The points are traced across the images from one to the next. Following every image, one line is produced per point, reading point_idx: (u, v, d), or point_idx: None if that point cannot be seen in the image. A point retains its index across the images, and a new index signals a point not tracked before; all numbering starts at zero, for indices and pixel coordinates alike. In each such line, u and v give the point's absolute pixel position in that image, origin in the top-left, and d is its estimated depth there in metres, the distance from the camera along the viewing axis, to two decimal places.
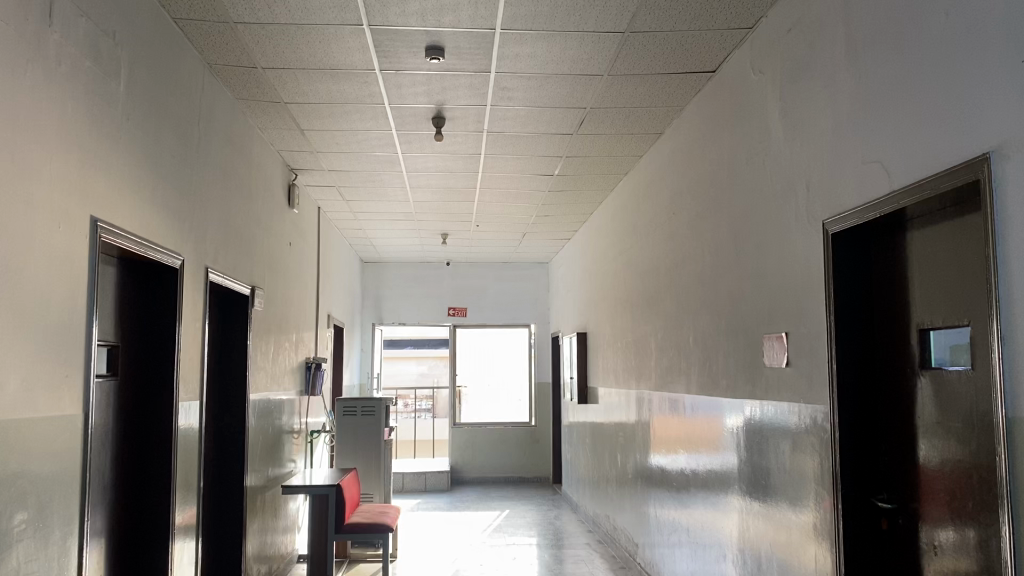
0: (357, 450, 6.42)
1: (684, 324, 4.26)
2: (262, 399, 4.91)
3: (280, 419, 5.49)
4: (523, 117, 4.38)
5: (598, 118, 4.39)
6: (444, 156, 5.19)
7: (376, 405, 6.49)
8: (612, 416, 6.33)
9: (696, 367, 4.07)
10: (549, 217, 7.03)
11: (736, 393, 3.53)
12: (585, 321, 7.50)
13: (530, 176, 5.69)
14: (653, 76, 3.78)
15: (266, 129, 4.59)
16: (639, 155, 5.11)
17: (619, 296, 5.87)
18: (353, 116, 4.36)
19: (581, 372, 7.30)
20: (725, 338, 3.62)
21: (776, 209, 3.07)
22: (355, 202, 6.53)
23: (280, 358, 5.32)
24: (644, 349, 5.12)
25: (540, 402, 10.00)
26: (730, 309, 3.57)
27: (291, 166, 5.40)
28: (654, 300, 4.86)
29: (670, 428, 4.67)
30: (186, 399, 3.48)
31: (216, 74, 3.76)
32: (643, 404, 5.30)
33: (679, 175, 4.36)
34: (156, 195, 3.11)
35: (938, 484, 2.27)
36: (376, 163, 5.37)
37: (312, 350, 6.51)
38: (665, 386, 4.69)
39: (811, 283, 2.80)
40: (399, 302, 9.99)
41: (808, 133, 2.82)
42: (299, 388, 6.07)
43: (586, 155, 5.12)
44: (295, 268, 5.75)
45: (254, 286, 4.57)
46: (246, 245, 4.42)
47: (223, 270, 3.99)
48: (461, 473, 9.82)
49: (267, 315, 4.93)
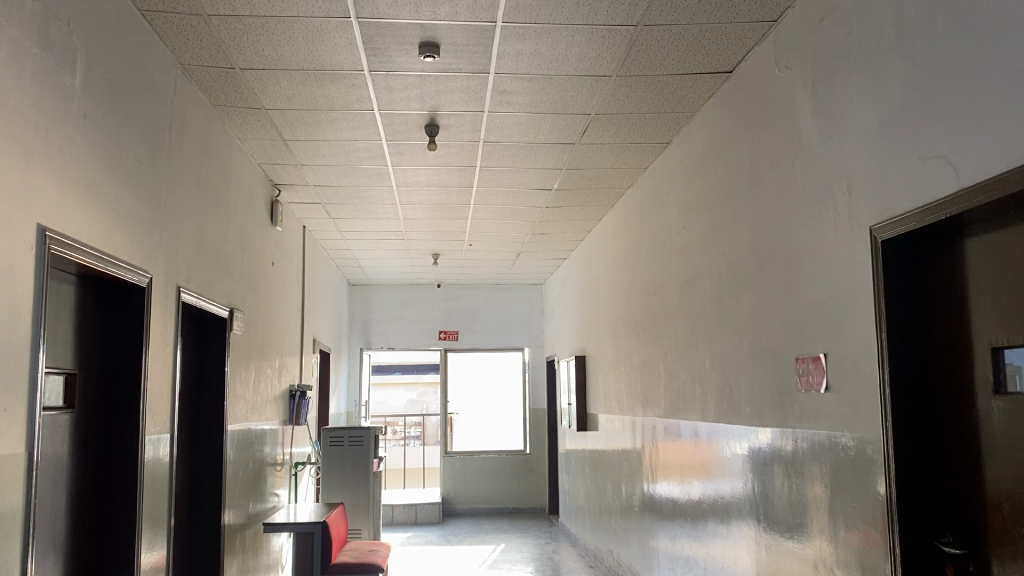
0: (344, 482, 6.06)
1: (699, 346, 3.95)
2: (242, 430, 4.56)
3: (262, 449, 5.13)
4: (522, 124, 4.09)
5: (603, 125, 4.11)
6: (437, 169, 4.89)
7: (364, 434, 6.13)
8: (614, 443, 6.00)
9: (713, 393, 3.76)
10: (545, 235, 6.74)
11: (763, 421, 3.20)
12: (583, 344, 7.19)
13: (526, 190, 5.40)
14: (664, 77, 3.50)
15: (246, 139, 4.28)
16: (644, 167, 4.83)
17: (623, 317, 5.56)
18: (340, 124, 4.06)
19: (580, 397, 6.97)
20: (749, 360, 3.31)
21: (811, 216, 2.77)
22: (342, 220, 6.22)
23: (261, 386, 4.97)
24: (653, 374, 4.79)
25: (535, 428, 9.65)
26: (754, 330, 3.26)
27: (274, 181, 5.09)
28: (663, 321, 4.55)
29: (682, 455, 4.34)
30: (154, 433, 3.13)
31: (190, 77, 3.46)
32: (649, 432, 4.97)
33: (690, 186, 4.07)
34: (118, 205, 2.79)
35: (1018, 527, 1.95)
36: (364, 177, 5.07)
37: (296, 377, 6.15)
38: (677, 413, 4.36)
39: (856, 298, 2.50)
40: (388, 326, 9.65)
41: (848, 131, 2.53)
42: (282, 418, 5.71)
43: (588, 167, 4.84)
44: (278, 289, 5.42)
45: (232, 307, 4.24)
46: (224, 264, 4.09)
47: (198, 290, 3.66)
48: (453, 504, 9.42)
49: (247, 340, 4.59)
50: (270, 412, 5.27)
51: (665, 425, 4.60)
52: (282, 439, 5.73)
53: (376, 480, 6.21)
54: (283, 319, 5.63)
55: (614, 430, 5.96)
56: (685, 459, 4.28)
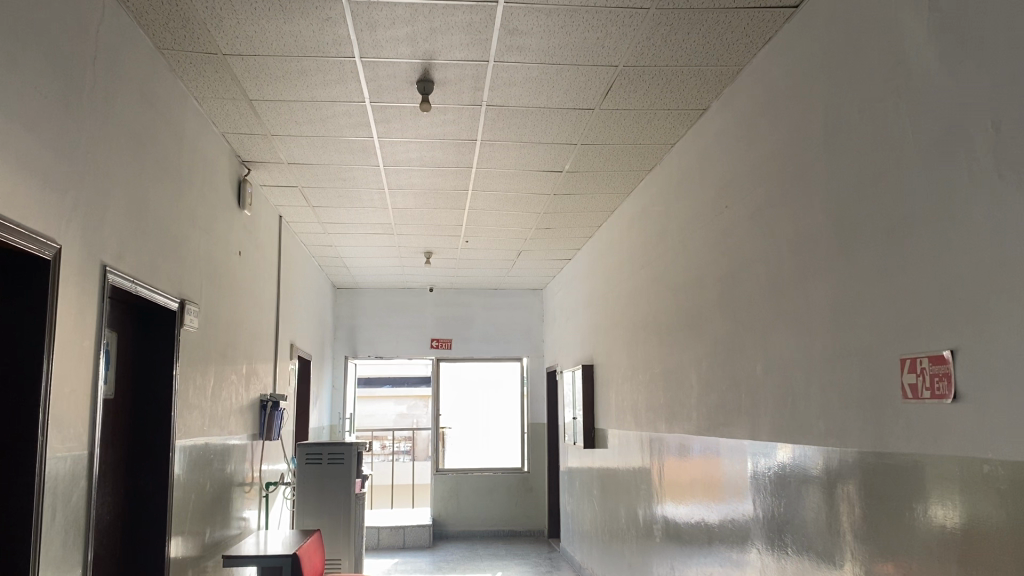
0: (322, 506, 5.35)
1: (747, 349, 3.26)
2: (197, 445, 3.84)
3: (226, 468, 4.42)
4: (533, 81, 3.41)
5: (630, 84, 3.44)
6: (431, 143, 4.21)
7: (345, 451, 5.42)
8: (628, 462, 5.30)
9: (768, 403, 3.07)
10: (551, 229, 6.06)
11: (846, 439, 2.51)
12: (590, 351, 6.50)
13: (533, 173, 4.72)
14: (714, 12, 2.82)
15: (203, 98, 3.60)
16: (670, 142, 4.15)
17: (640, 320, 4.88)
18: (314, 77, 3.38)
19: (588, 411, 6.27)
20: (827, 361, 2.62)
21: (931, 168, 2.09)
22: (323, 209, 5.53)
23: (223, 395, 4.26)
24: (682, 384, 4.10)
25: (534, 445, 8.93)
26: (836, 322, 2.57)
27: (242, 156, 4.40)
28: (696, 322, 3.87)
29: (717, 479, 3.63)
30: (59, 451, 2.40)
31: (124, 4, 2.76)
32: (674, 452, 4.26)
33: (736, 157, 3.39)
34: (5, 145, 2.07)
35: None
36: (347, 153, 4.38)
37: (268, 385, 5.44)
38: (714, 429, 3.67)
39: (1009, 271, 1.81)
40: (376, 333, 8.95)
41: (996, 46, 1.86)
42: (252, 432, 5.00)
43: (607, 142, 4.16)
44: (246, 284, 4.71)
45: (184, 299, 3.54)
46: (172, 246, 3.39)
47: (132, 273, 2.95)
48: (445, 526, 8.68)
49: (204, 340, 3.88)
50: (235, 425, 4.56)
51: (698, 447, 3.89)
52: (251, 456, 5.02)
53: (357, 503, 5.49)
54: (253, 319, 4.92)
55: (628, 450, 5.27)
56: (722, 484, 3.57)
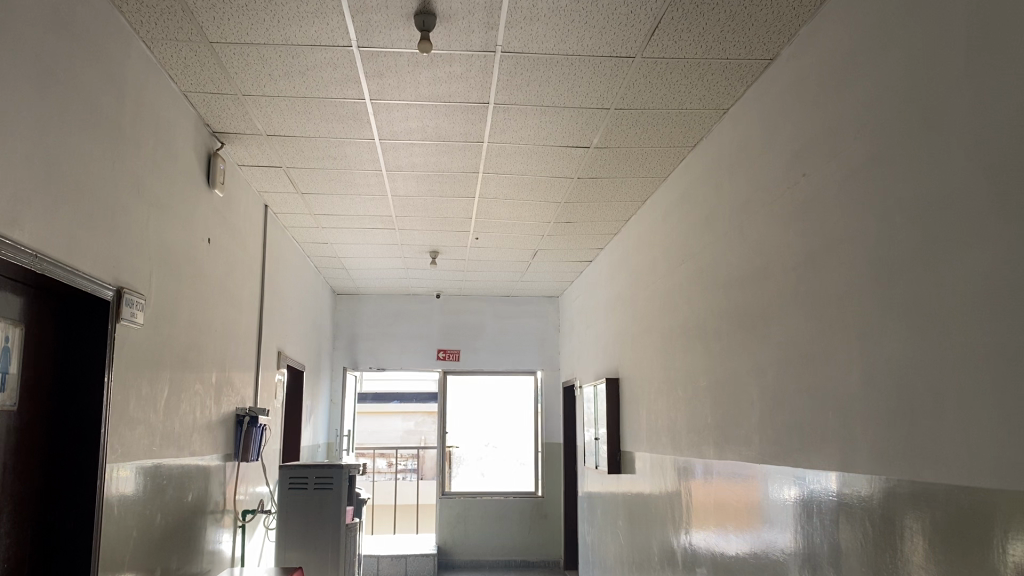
0: (307, 539, 4.62)
1: (836, 354, 2.54)
2: (145, 467, 3.14)
3: (188, 495, 3.70)
4: (561, 16, 2.71)
5: (683, 20, 2.74)
6: (434, 109, 3.51)
7: (334, 475, 4.69)
8: (664, 487, 4.50)
9: (869, 424, 2.35)
10: (572, 223, 5.36)
11: (1010, 475, 1.78)
12: (615, 362, 5.77)
13: (554, 150, 4.02)
14: None
15: (153, 39, 2.92)
16: (723, 108, 3.45)
17: (680, 325, 4.15)
18: (285, 8, 2.69)
19: (612, 431, 5.52)
20: (979, 365, 1.89)
21: None
22: (313, 197, 4.84)
23: (183, 410, 3.55)
24: (737, 400, 3.37)
25: (549, 467, 8.19)
26: (993, 313, 1.85)
27: (212, 125, 3.72)
28: (758, 323, 3.14)
29: (788, 514, 2.89)
30: None
31: None
32: (724, 474, 3.52)
33: (820, 112, 2.68)
34: None
35: None
36: (336, 123, 3.70)
37: (248, 397, 4.73)
38: (783, 456, 2.94)
39: None
40: (378, 343, 8.24)
41: None
42: (225, 452, 4.29)
43: (646, 107, 3.47)
44: (218, 278, 4.02)
45: (122, 287, 2.85)
46: (102, 221, 2.70)
47: (32, 245, 2.25)
48: (451, 556, 7.92)
49: (154, 341, 3.18)
50: (201, 444, 3.85)
51: (762, 473, 3.11)
52: (223, 480, 4.31)
53: (348, 535, 4.77)
54: (227, 318, 4.23)
55: (664, 475, 4.47)
56: (795, 521, 2.83)
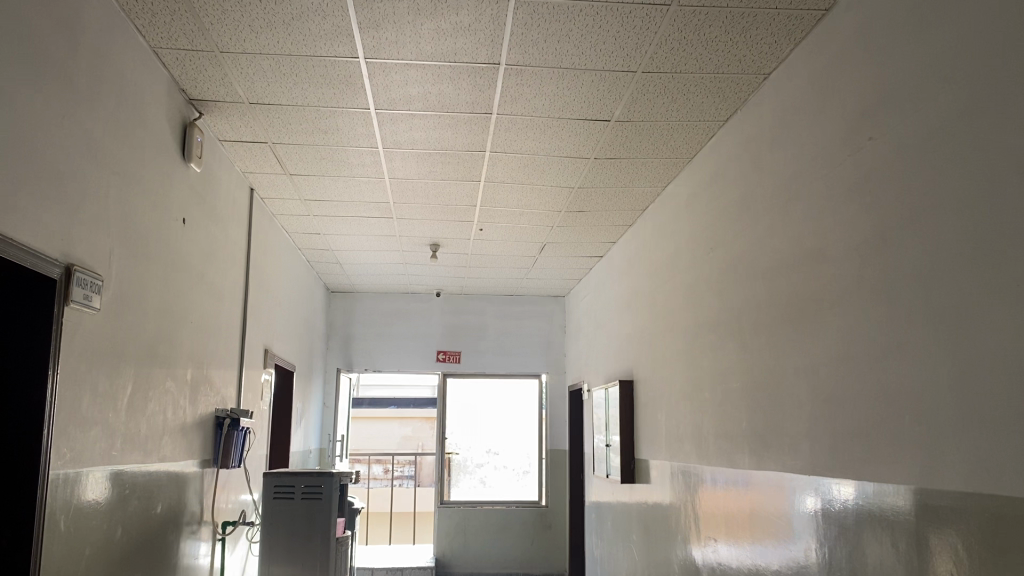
0: (292, 554, 4.20)
1: (917, 346, 2.13)
2: (102, 474, 2.72)
3: (159, 505, 3.29)
4: None
5: None
6: (438, 71, 3.12)
7: (323, 485, 4.28)
8: (684, 497, 4.10)
9: (965, 429, 1.93)
10: (586, 211, 4.95)
11: None
12: (628, 363, 5.37)
13: (569, 124, 3.62)
14: None
15: None
16: (765, 71, 3.05)
17: (708, 320, 3.75)
18: None
19: (626, 437, 5.11)
20: None
21: None
22: (304, 180, 4.44)
23: (150, 408, 3.14)
24: (780, 403, 2.96)
25: (554, 475, 7.78)
26: None
27: (190, 91, 3.33)
28: (810, 314, 2.74)
29: (844, 533, 2.48)
30: None
31: None
32: (758, 483, 3.13)
33: (893, 64, 2.28)
34: None
35: None
36: (328, 89, 3.30)
37: (230, 397, 4.31)
38: (840, 468, 2.53)
39: None
40: (375, 343, 7.83)
41: None
42: (202, 459, 3.88)
43: (676, 71, 3.07)
44: (195, 263, 3.62)
45: (72, 264, 2.44)
46: (49, 185, 2.30)
47: None
48: (450, 568, 7.49)
49: (115, 330, 2.77)
50: (173, 448, 3.44)
51: (809, 483, 2.72)
52: (201, 488, 3.89)
53: (338, 549, 4.35)
54: (206, 309, 3.83)
55: (686, 483, 4.03)
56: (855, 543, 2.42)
